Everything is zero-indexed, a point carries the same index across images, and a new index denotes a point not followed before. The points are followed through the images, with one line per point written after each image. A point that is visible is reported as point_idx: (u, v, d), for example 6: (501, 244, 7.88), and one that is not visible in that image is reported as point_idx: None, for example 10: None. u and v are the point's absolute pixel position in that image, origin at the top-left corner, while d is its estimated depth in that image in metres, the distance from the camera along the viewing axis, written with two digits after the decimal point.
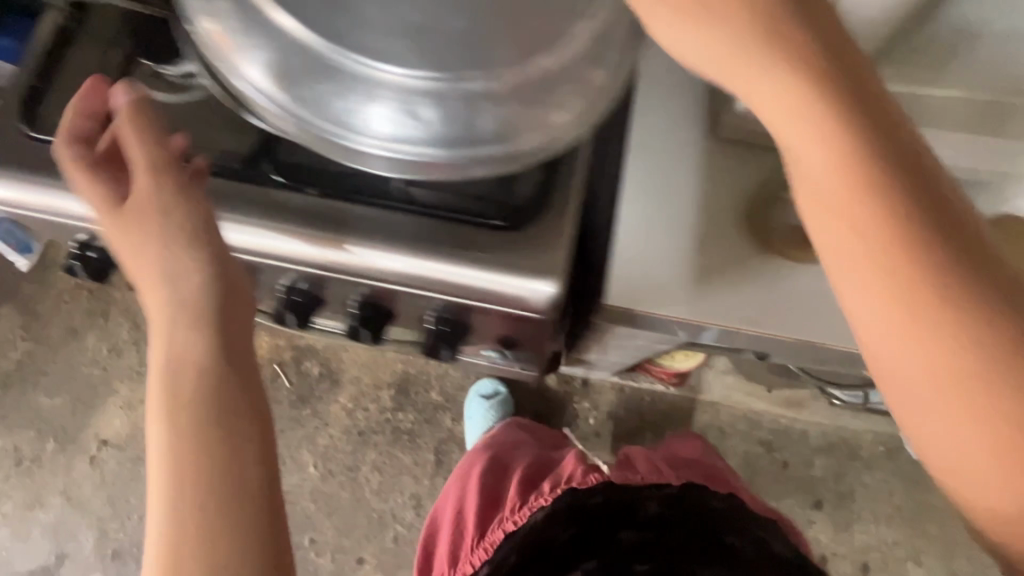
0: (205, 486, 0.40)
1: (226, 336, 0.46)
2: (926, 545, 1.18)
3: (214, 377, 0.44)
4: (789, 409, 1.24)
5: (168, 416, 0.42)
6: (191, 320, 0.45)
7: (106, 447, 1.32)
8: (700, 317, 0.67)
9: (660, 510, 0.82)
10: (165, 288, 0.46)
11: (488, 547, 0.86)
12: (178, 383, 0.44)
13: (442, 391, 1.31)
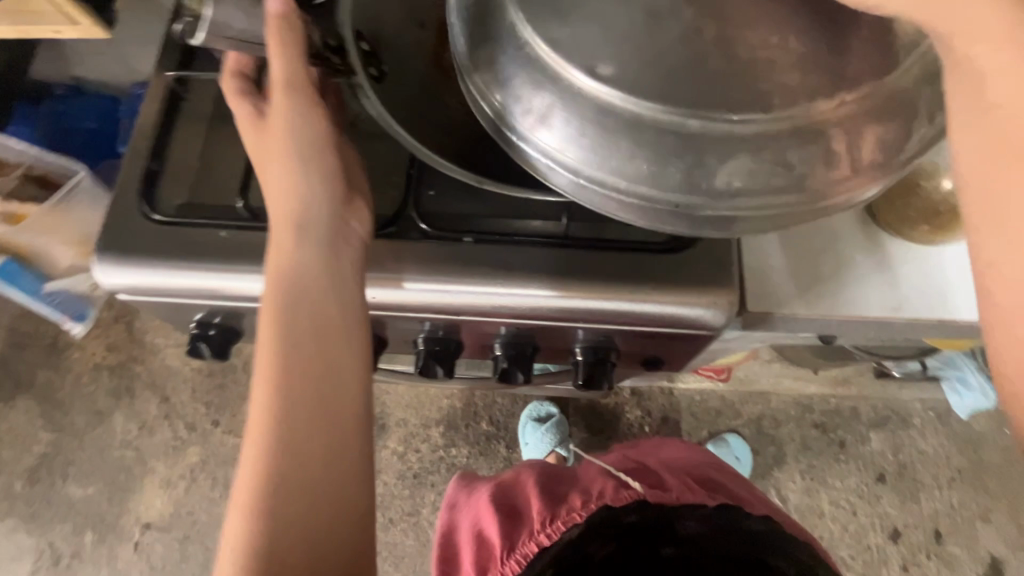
0: (296, 398, 0.44)
1: (330, 254, 0.48)
2: (992, 503, 1.20)
3: (326, 316, 0.46)
4: (837, 388, 1.26)
5: (276, 319, 0.46)
6: (302, 229, 0.47)
7: (150, 530, 1.26)
8: (867, 315, 0.57)
9: (702, 527, 0.73)
10: (280, 197, 0.48)
11: (520, 560, 0.76)
12: (291, 309, 0.45)
13: (492, 420, 1.29)
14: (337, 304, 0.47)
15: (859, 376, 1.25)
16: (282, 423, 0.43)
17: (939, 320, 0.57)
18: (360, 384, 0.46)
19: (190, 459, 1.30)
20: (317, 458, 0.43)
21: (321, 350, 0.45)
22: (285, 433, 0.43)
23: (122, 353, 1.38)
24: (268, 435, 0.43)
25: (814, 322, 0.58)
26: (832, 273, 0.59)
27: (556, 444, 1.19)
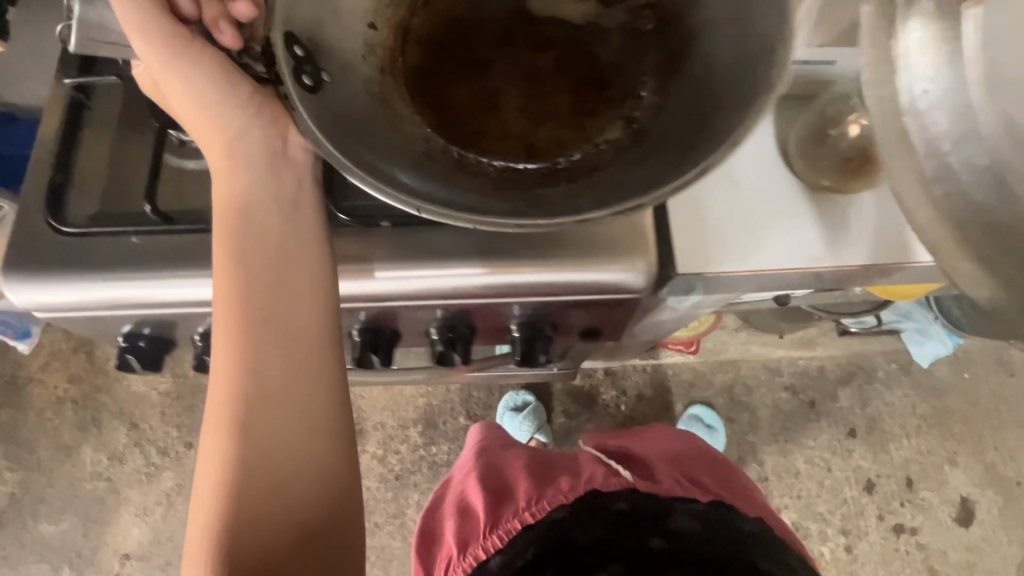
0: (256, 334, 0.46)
1: (273, 182, 0.51)
2: (958, 446, 1.24)
3: (282, 282, 0.48)
4: (803, 350, 1.29)
5: (233, 263, 0.48)
6: (240, 158, 0.51)
7: (130, 561, 1.23)
8: (814, 266, 0.58)
9: (693, 524, 0.75)
10: (225, 130, 0.52)
11: (502, 535, 0.75)
12: (248, 293, 0.47)
13: (470, 414, 1.29)
14: (292, 280, 0.48)
15: (822, 336, 1.28)
16: (243, 408, 0.45)
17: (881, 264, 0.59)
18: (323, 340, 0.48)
19: (166, 483, 1.28)
20: (276, 437, 0.44)
21: (275, 335, 0.47)
22: (246, 414, 0.45)
23: (85, 384, 1.34)
24: (234, 374, 0.45)
25: (762, 281, 0.60)
26: (773, 228, 0.60)
27: (535, 430, 1.21)
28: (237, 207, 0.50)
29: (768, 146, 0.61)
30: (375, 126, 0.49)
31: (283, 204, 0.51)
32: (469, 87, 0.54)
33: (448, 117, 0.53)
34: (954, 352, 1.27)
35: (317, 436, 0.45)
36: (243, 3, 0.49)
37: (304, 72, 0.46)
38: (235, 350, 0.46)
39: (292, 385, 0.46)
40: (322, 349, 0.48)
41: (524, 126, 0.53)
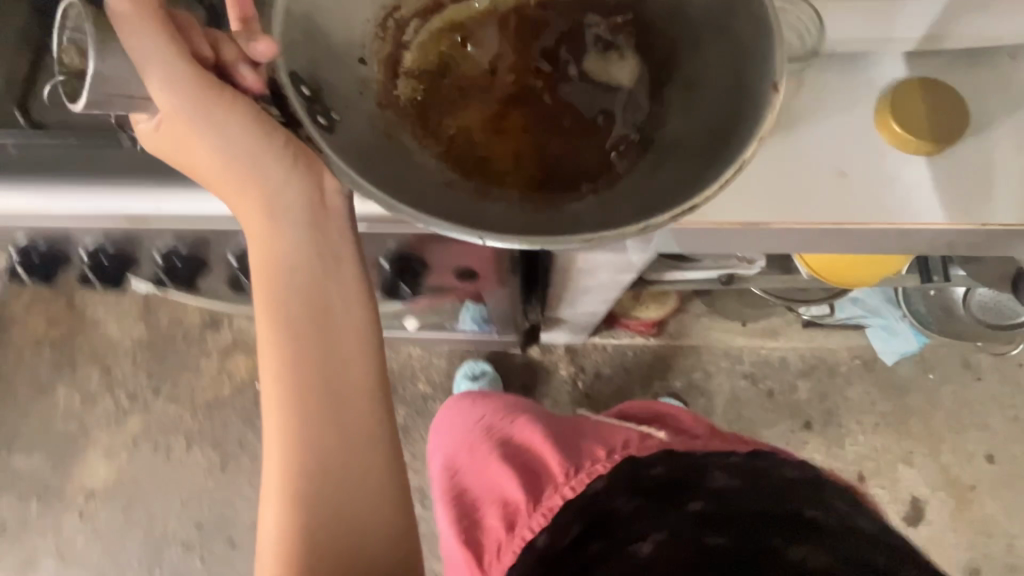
0: (312, 411, 0.46)
1: (319, 237, 0.47)
2: (914, 446, 1.23)
3: (334, 350, 0.46)
4: (766, 339, 1.28)
5: (287, 335, 0.46)
6: (286, 211, 0.46)
7: (94, 498, 1.28)
8: (879, 221, 0.45)
9: (731, 482, 0.66)
10: (257, 179, 0.45)
11: (546, 513, 0.68)
12: (295, 358, 0.46)
13: (429, 380, 1.31)
14: (339, 336, 0.46)
15: (786, 326, 1.27)
16: (306, 465, 0.45)
17: (984, 225, 0.45)
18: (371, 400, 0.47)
19: (133, 427, 1.32)
20: (341, 485, 0.46)
21: (325, 393, 0.46)
22: (308, 471, 0.45)
23: (64, 327, 1.38)
24: (291, 440, 0.45)
25: (787, 235, 0.47)
26: (829, 184, 0.46)
27: None
28: (278, 264, 0.46)
29: (825, 121, 0.47)
30: (393, 157, 0.40)
31: (330, 254, 0.47)
32: (469, 96, 0.45)
33: (457, 132, 0.43)
34: (919, 351, 1.26)
35: (376, 476, 0.47)
36: (263, 43, 0.41)
37: (316, 110, 0.39)
38: (290, 413, 0.45)
39: (346, 435, 0.46)
40: (373, 395, 0.47)
41: (536, 138, 0.43)
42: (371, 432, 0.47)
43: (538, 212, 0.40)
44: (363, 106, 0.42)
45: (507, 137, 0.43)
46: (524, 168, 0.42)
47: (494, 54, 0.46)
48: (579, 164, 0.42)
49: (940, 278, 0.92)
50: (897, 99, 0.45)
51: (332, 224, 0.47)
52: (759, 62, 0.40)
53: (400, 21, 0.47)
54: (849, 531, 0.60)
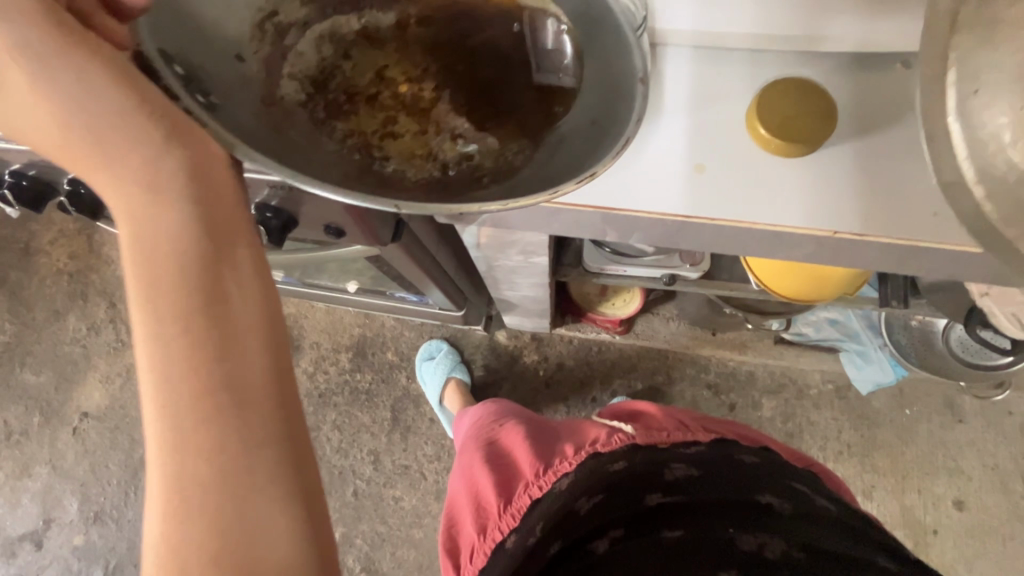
0: (188, 417, 0.32)
1: (209, 203, 0.36)
2: (877, 480, 1.18)
3: (224, 340, 0.34)
4: (735, 351, 1.26)
5: (162, 315, 0.33)
6: (160, 177, 0.34)
7: (87, 419, 1.40)
8: (750, 224, 0.46)
9: (689, 471, 0.64)
10: (122, 138, 0.34)
11: (516, 514, 0.64)
12: (171, 376, 0.33)
13: (397, 351, 1.35)
14: (232, 337, 0.34)
15: (757, 340, 1.25)
16: (199, 517, 0.32)
17: (860, 236, 0.45)
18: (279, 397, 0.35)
19: (129, 359, 1.43)
20: (249, 530, 0.32)
21: (211, 415, 0.33)
22: (201, 524, 0.32)
23: (82, 261, 1.50)
24: (168, 463, 0.32)
25: (642, 223, 0.48)
26: (689, 182, 0.47)
27: (451, 371, 1.25)
28: (151, 246, 0.34)
29: (687, 129, 0.48)
30: (287, 153, 0.37)
31: (224, 233, 0.36)
32: (357, 100, 0.42)
33: (349, 132, 0.40)
34: (897, 384, 1.20)
35: (298, 506, 0.34)
36: None
37: (194, 91, 0.37)
38: (163, 426, 0.32)
39: (246, 460, 0.33)
40: (279, 401, 0.35)
41: (426, 132, 0.41)
42: (283, 449, 0.34)
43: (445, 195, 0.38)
44: (249, 102, 0.39)
45: (399, 142, 0.41)
46: (410, 166, 0.40)
47: (377, 63, 0.43)
48: (467, 167, 0.40)
49: (898, 302, 0.86)
50: (767, 104, 0.46)
51: (221, 188, 0.36)
52: (620, 62, 0.40)
53: (281, 27, 0.42)
54: (797, 518, 0.60)
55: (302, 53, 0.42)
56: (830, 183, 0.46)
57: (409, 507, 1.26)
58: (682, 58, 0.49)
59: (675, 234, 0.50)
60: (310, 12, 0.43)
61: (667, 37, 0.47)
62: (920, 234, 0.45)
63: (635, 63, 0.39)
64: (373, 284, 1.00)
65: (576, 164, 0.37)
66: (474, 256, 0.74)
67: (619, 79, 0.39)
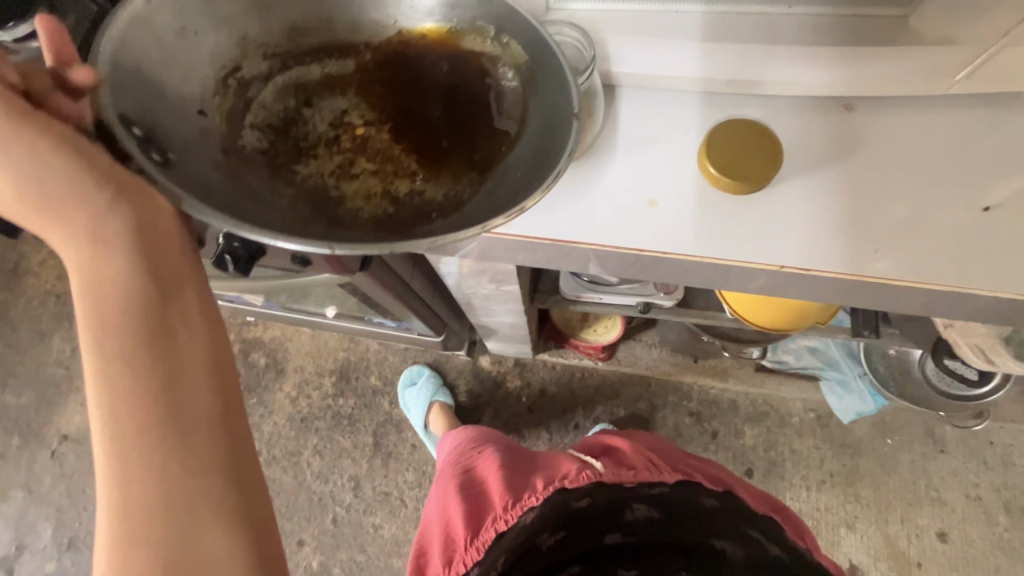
0: (134, 446, 0.34)
1: (150, 249, 0.38)
2: (860, 511, 1.17)
3: (169, 372, 0.36)
4: (716, 379, 1.26)
5: (112, 353, 0.35)
6: (105, 235, 0.37)
7: (67, 441, 1.38)
8: (696, 257, 0.49)
9: (650, 512, 0.62)
10: (67, 200, 0.37)
11: (480, 548, 0.62)
12: (118, 408, 0.34)
13: (381, 375, 1.35)
14: (176, 370, 0.36)
15: (738, 367, 1.26)
16: (147, 544, 0.33)
17: (804, 270, 0.48)
18: (223, 424, 0.36)
19: None
20: (192, 555, 0.33)
21: (156, 443, 0.34)
22: (148, 550, 0.33)
23: (70, 282, 1.51)
24: (117, 491, 0.33)
25: (604, 254, 0.50)
26: (639, 216, 0.50)
27: (433, 396, 1.25)
28: (103, 297, 0.36)
29: (641, 167, 0.50)
30: (242, 198, 0.39)
31: (169, 276, 0.38)
32: (317, 144, 0.44)
33: (310, 176, 0.42)
34: (877, 413, 1.20)
35: (241, 530, 0.35)
36: (81, 69, 0.37)
37: (150, 149, 0.38)
38: (112, 458, 0.34)
39: (189, 484, 0.34)
40: (224, 428, 0.36)
41: (388, 167, 0.43)
42: (227, 474, 0.35)
43: (396, 234, 0.40)
44: (207, 152, 0.40)
45: (356, 181, 0.43)
46: (366, 204, 0.42)
47: (338, 109, 0.45)
48: (420, 202, 0.42)
49: (870, 331, 0.87)
50: (713, 149, 0.48)
51: (170, 242, 0.39)
52: (558, 102, 0.42)
53: (244, 81, 0.43)
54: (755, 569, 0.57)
55: (265, 105, 0.44)
56: (771, 222, 0.49)
57: (389, 535, 1.24)
58: (635, 99, 0.52)
59: (638, 268, 0.52)
60: (273, 65, 0.44)
61: (619, 79, 0.50)
62: (854, 268, 0.47)
63: (572, 96, 0.41)
64: (353, 310, 1.01)
65: (517, 195, 0.39)
66: (448, 284, 0.75)
67: (559, 117, 0.41)
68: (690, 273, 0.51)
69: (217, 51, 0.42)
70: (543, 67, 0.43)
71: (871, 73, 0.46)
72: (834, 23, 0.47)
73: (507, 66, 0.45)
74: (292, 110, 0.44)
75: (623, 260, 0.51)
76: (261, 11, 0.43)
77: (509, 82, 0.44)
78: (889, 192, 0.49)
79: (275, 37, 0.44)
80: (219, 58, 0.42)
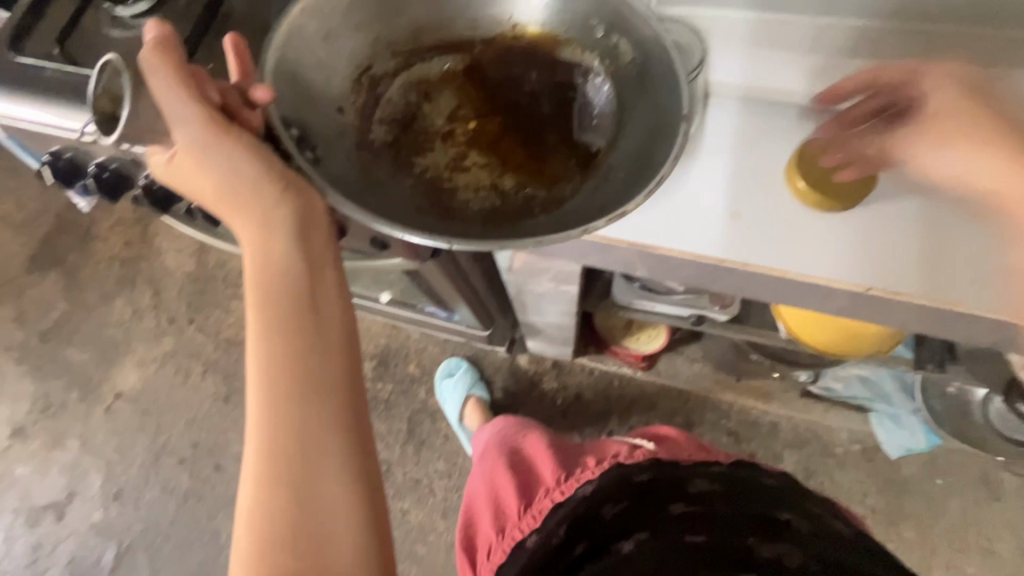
0: (280, 401, 0.38)
1: (305, 235, 0.41)
2: (902, 552, 1.12)
3: (313, 343, 0.39)
4: (760, 400, 1.23)
5: (268, 316, 0.39)
6: (273, 221, 0.41)
7: (121, 399, 1.46)
8: (787, 273, 0.48)
9: (712, 486, 0.63)
10: (250, 191, 0.41)
11: (536, 516, 0.65)
12: (270, 367, 0.39)
13: (419, 364, 1.37)
14: (320, 342, 0.40)
15: (783, 391, 1.23)
16: (284, 487, 0.37)
17: (892, 294, 0.47)
18: (351, 397, 0.40)
19: (166, 346, 1.49)
20: (317, 504, 0.37)
21: (297, 404, 0.38)
22: (285, 493, 0.37)
23: (134, 249, 1.58)
24: (262, 436, 0.38)
25: (686, 263, 0.50)
26: (725, 226, 0.49)
27: (471, 389, 1.26)
28: (264, 272, 0.40)
29: (740, 178, 0.50)
30: (369, 189, 0.42)
31: (317, 256, 0.42)
32: (434, 138, 0.46)
33: (426, 167, 0.45)
34: (928, 452, 1.15)
35: (357, 492, 0.38)
36: (262, 89, 0.40)
37: (304, 148, 0.42)
38: (260, 405, 0.38)
39: (320, 443, 0.38)
40: (351, 399, 0.40)
41: (496, 160, 0.45)
42: (349, 442, 0.39)
43: (500, 228, 0.42)
44: (343, 145, 0.44)
45: (468, 174, 0.45)
46: (475, 196, 0.44)
47: (451, 104, 0.47)
48: (524, 197, 0.44)
49: (935, 366, 0.83)
50: (810, 161, 0.48)
51: (319, 227, 0.42)
52: (667, 107, 0.43)
53: (375, 78, 0.46)
54: (814, 536, 0.59)
55: (392, 99, 0.47)
56: (870, 243, 0.48)
57: (415, 521, 1.26)
58: (728, 108, 0.51)
59: (718, 280, 0.52)
60: (399, 63, 0.47)
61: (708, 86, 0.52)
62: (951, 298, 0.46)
63: (682, 106, 0.42)
64: (405, 297, 1.03)
65: (619, 199, 0.41)
66: (507, 280, 0.76)
67: (665, 123, 0.42)
68: (775, 290, 0.51)
69: (355, 51, 0.46)
70: (651, 67, 0.44)
71: (962, 86, 0.47)
72: (894, 40, 0.49)
73: (599, 70, 0.46)
74: (409, 104, 0.47)
75: (709, 270, 0.50)
76: (391, 11, 0.46)
77: (605, 91, 0.46)
78: (996, 218, 0.47)
79: (402, 35, 0.47)
80: (355, 56, 0.46)
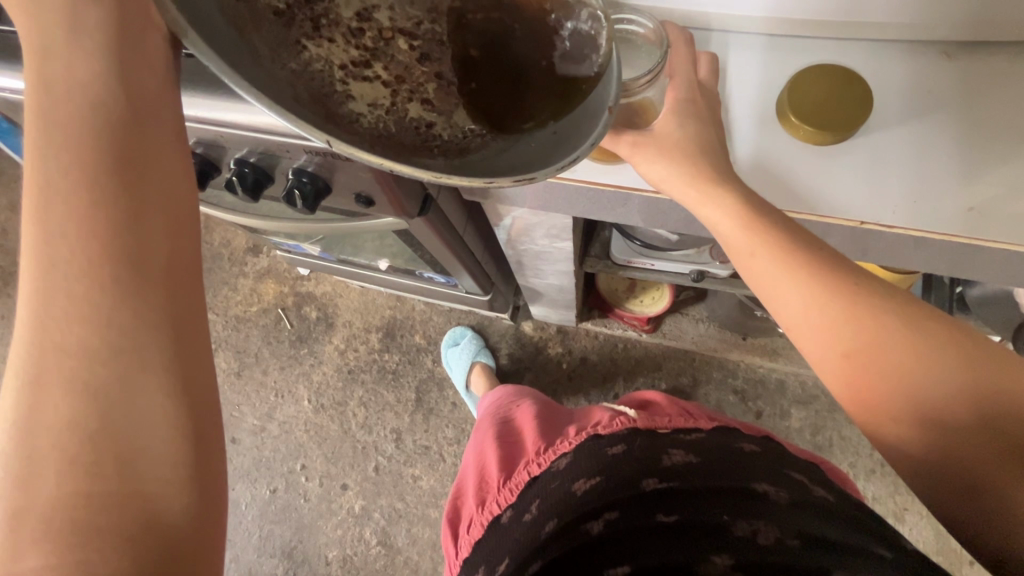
0: (74, 278, 0.31)
1: (127, 78, 0.35)
2: (912, 503, 1.12)
3: (126, 216, 0.32)
4: (767, 359, 1.23)
5: (57, 178, 0.32)
6: (89, 54, 0.34)
7: None
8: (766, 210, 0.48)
9: (687, 458, 0.60)
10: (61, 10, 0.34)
11: (514, 489, 0.64)
12: (66, 234, 0.31)
13: (425, 334, 1.38)
14: (135, 218, 0.32)
15: (790, 348, 1.22)
16: (73, 377, 0.30)
17: (886, 227, 0.46)
18: (172, 288, 0.33)
19: None
20: (123, 402, 0.30)
21: (106, 290, 0.31)
22: (71, 379, 0.30)
23: None
24: (43, 318, 0.30)
25: (670, 205, 0.49)
26: None
27: (474, 355, 1.27)
28: (59, 116, 0.33)
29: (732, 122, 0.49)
30: (243, 57, 0.33)
31: (143, 108, 0.35)
32: (336, 24, 0.37)
33: (317, 59, 0.36)
34: None
35: (179, 394, 0.32)
36: None
37: None
38: (47, 283, 0.30)
39: (133, 330, 0.31)
40: (175, 288, 0.33)
41: (409, 76, 0.37)
42: (174, 339, 0.32)
43: (392, 146, 0.35)
44: None
45: (365, 84, 0.36)
46: (369, 112, 0.36)
47: None
48: (424, 132, 0.36)
49: None
50: (797, 100, 0.47)
51: (152, 68, 0.36)
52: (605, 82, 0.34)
53: None
54: (795, 508, 0.54)
55: None
56: (864, 177, 0.47)
57: (427, 486, 1.28)
58: (729, 44, 0.50)
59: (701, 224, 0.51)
60: None
61: (708, 20, 0.49)
62: (949, 228, 0.45)
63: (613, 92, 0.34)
64: (405, 264, 1.03)
65: (518, 168, 0.33)
66: (500, 241, 0.76)
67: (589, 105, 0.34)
68: None
69: None
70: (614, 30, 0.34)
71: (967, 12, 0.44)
72: None
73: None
74: None
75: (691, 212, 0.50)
76: None
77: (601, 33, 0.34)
78: (985, 154, 0.46)
79: None
80: None
